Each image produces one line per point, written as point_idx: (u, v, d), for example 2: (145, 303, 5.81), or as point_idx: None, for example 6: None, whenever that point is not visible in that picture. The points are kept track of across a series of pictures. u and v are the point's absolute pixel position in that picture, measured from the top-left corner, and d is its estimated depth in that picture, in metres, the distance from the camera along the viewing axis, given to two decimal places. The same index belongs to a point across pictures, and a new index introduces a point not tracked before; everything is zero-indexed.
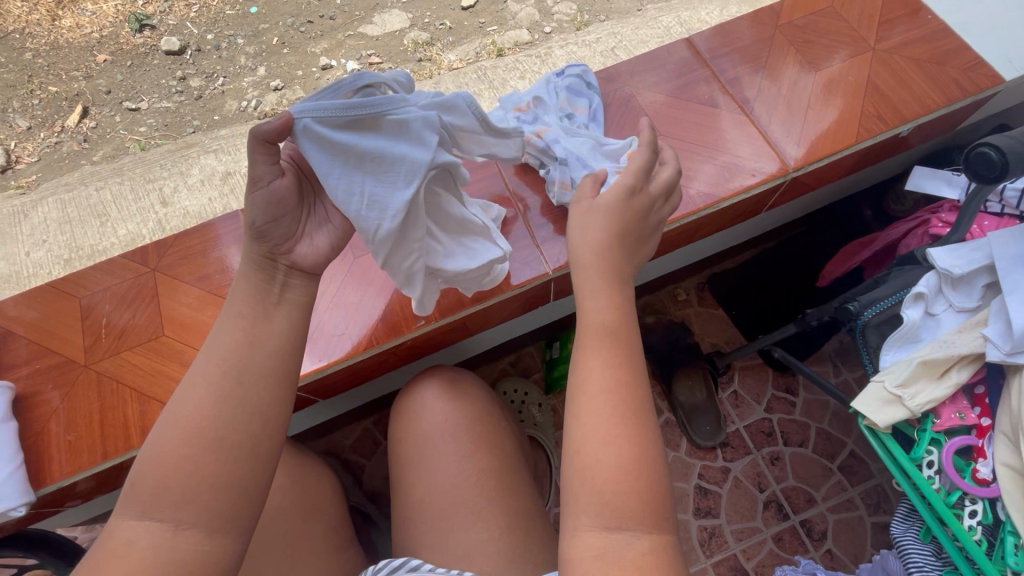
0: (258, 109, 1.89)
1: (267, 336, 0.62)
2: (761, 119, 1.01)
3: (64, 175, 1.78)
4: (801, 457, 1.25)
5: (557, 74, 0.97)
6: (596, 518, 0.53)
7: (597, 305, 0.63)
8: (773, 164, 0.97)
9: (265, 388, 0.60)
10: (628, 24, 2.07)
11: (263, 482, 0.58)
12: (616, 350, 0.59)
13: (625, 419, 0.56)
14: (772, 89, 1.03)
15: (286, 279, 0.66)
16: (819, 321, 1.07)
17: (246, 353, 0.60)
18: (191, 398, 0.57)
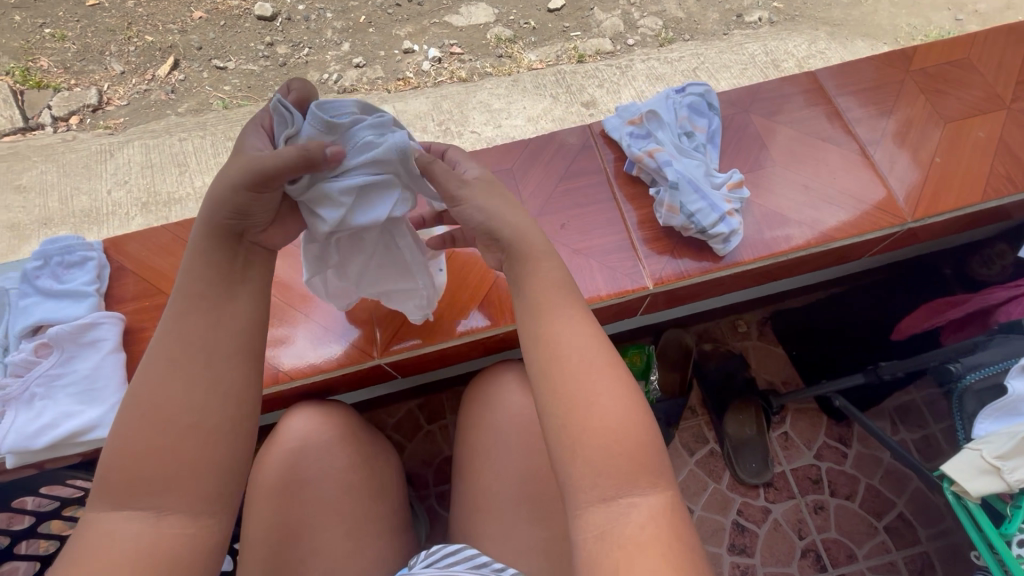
0: (338, 83, 1.92)
1: (232, 314, 0.64)
2: (882, 163, 0.98)
3: (150, 122, 1.81)
4: (846, 511, 1.22)
5: (676, 91, 0.94)
6: (591, 493, 0.57)
7: (552, 275, 0.67)
8: (891, 210, 0.93)
9: (231, 362, 0.62)
10: (712, 46, 2.03)
11: (235, 451, 0.60)
12: (583, 313, 0.65)
13: (610, 390, 0.60)
14: (898, 134, 1.00)
15: (249, 257, 0.69)
16: (892, 375, 1.09)
17: (208, 331, 0.62)
18: (154, 383, 0.58)
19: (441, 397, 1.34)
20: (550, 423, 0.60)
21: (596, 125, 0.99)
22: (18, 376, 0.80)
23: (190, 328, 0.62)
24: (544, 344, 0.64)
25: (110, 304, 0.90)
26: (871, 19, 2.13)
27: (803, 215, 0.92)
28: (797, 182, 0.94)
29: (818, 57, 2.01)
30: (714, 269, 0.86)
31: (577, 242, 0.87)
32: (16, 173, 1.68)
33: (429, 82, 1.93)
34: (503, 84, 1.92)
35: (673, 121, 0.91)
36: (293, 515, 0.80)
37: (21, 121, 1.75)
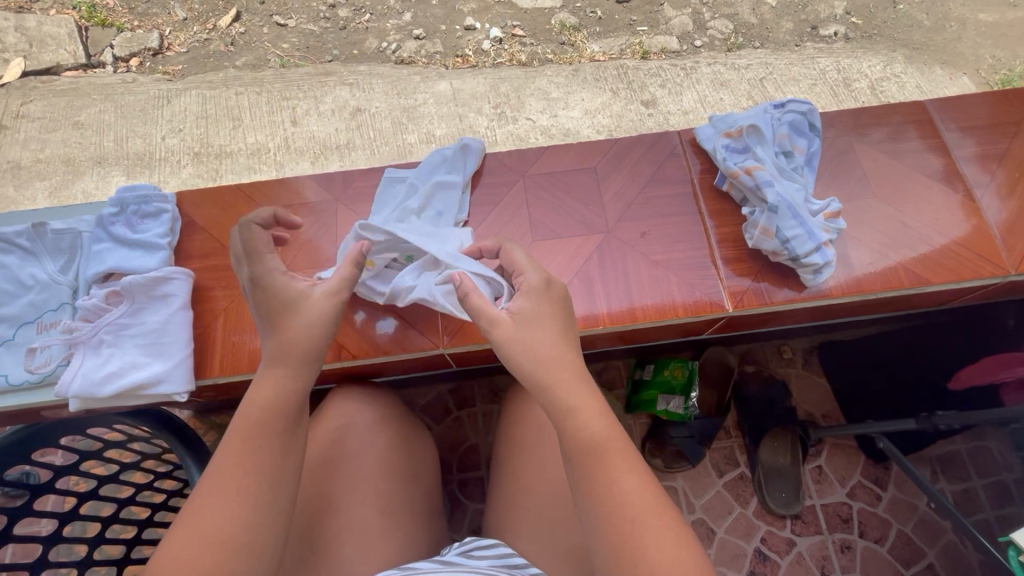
0: (396, 54, 1.80)
1: (272, 423, 0.67)
2: (985, 208, 0.93)
3: (208, 73, 1.74)
4: (873, 553, 1.19)
5: (776, 107, 0.94)
6: None
7: (598, 414, 0.68)
8: (988, 259, 0.88)
9: (272, 460, 0.64)
10: (783, 57, 1.85)
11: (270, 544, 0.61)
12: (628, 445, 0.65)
13: (666, 509, 0.61)
14: (1006, 180, 0.95)
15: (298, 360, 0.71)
16: (947, 426, 1.05)
17: (255, 436, 0.64)
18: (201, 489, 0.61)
19: (474, 384, 1.30)
20: (606, 536, 0.60)
21: (687, 133, 1.00)
22: (89, 321, 0.79)
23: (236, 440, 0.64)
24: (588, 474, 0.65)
25: (178, 259, 0.92)
26: (952, 47, 1.90)
27: (890, 253, 0.89)
28: (897, 220, 0.92)
29: (893, 82, 1.82)
30: (797, 300, 0.86)
31: (656, 252, 0.91)
32: (76, 109, 1.69)
33: (488, 62, 1.79)
34: (563, 73, 1.79)
35: (772, 137, 0.90)
36: (335, 487, 0.80)
37: (84, 57, 1.75)
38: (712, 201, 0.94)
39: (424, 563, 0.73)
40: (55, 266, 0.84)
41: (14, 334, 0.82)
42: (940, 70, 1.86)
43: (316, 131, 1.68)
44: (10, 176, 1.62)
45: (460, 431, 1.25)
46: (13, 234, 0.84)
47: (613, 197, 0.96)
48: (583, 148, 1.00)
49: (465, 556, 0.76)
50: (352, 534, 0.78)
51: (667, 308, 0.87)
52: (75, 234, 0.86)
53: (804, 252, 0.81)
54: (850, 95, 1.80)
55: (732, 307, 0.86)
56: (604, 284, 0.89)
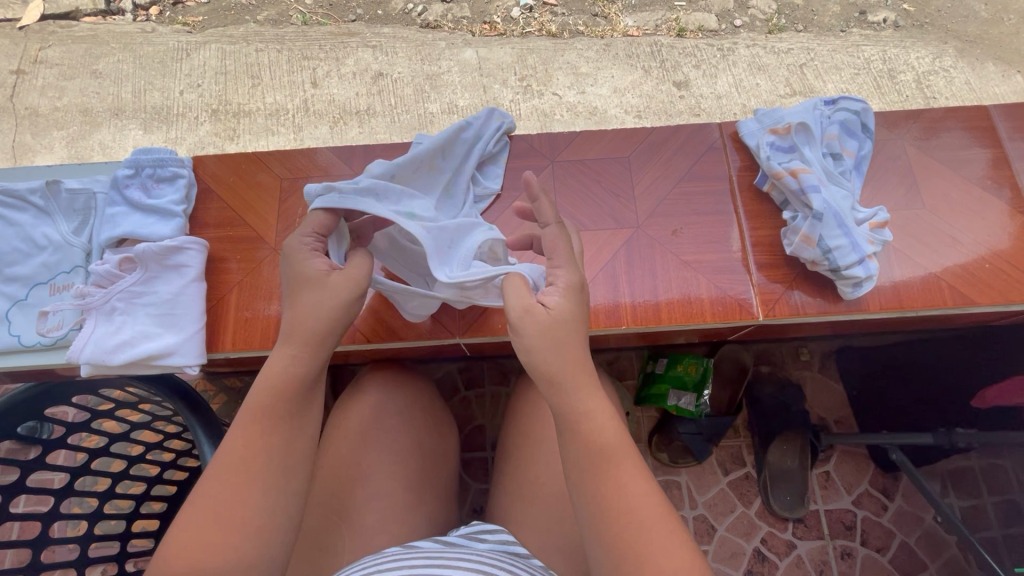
0: (422, 17, 1.72)
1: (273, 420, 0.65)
2: None
3: (229, 27, 1.68)
4: (872, 562, 1.18)
5: (826, 104, 0.89)
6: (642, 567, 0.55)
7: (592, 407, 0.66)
8: None
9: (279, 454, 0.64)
10: (826, 43, 1.75)
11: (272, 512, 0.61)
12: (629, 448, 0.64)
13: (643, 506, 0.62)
14: None
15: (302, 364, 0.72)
16: (967, 444, 1.03)
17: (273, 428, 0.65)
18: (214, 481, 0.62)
19: (482, 366, 1.28)
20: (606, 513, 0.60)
21: (728, 125, 0.95)
22: (101, 287, 0.78)
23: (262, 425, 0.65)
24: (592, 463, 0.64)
25: (192, 226, 0.90)
26: (1008, 42, 1.78)
27: (931, 266, 0.85)
28: (944, 233, 0.87)
29: (941, 77, 1.72)
30: (831, 312, 0.83)
31: (687, 252, 0.87)
32: (94, 58, 1.65)
33: (516, 30, 1.72)
34: (594, 48, 1.71)
35: (820, 137, 0.86)
36: (345, 461, 0.80)
37: (103, 3, 1.70)
38: (746, 198, 0.90)
39: (428, 541, 0.73)
40: (68, 228, 0.83)
41: (26, 294, 0.81)
42: (993, 67, 1.75)
43: (336, 94, 1.63)
44: (28, 123, 1.60)
45: (467, 412, 1.25)
46: (27, 191, 0.82)
47: (643, 189, 0.92)
48: (618, 136, 0.96)
49: (469, 539, 0.76)
50: (357, 511, 0.77)
51: (694, 310, 0.84)
52: (90, 195, 0.84)
53: (846, 264, 0.77)
54: (894, 88, 1.71)
55: (762, 315, 0.83)
56: (629, 281, 0.86)
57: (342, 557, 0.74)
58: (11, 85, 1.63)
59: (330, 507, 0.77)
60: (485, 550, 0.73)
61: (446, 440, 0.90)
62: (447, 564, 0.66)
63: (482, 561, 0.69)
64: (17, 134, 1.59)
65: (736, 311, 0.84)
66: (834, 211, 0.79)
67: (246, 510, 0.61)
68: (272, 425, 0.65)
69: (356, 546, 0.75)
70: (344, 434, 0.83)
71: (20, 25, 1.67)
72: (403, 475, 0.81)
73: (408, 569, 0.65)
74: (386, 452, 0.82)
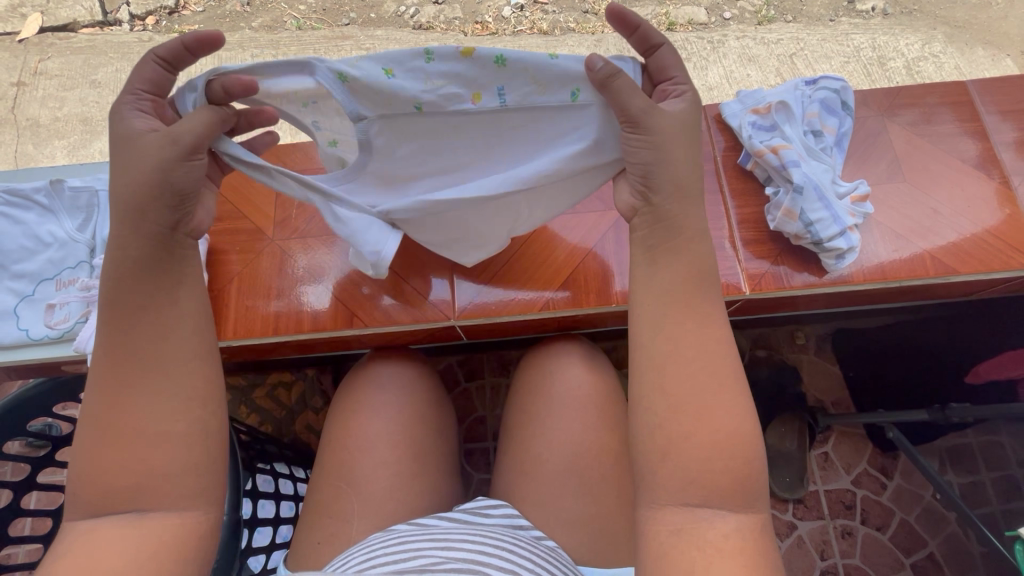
0: (415, 19, 1.75)
1: None
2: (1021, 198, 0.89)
3: (225, 33, 1.71)
4: (873, 541, 1.19)
5: (807, 84, 0.91)
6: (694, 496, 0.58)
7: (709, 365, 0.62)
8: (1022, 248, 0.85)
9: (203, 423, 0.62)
10: (816, 32, 1.77)
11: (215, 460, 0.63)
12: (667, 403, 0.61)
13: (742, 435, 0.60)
14: None
15: None
16: (960, 418, 1.04)
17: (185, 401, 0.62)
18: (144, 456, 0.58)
19: (482, 357, 1.30)
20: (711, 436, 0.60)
21: (712, 107, 0.97)
22: None
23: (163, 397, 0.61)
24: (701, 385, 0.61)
25: None
26: (996, 26, 1.80)
27: (919, 237, 0.87)
28: (927, 206, 0.89)
29: (931, 62, 1.74)
30: (816, 285, 0.84)
31: None
32: (93, 67, 1.68)
33: (508, 29, 1.74)
34: (585, 44, 1.73)
35: (802, 115, 0.88)
36: (349, 437, 0.81)
37: (101, 14, 1.72)
38: (733, 178, 0.92)
39: (435, 519, 0.75)
40: (72, 225, 0.85)
41: (33, 290, 0.84)
42: (982, 51, 1.77)
43: None
44: (29, 134, 1.63)
45: (468, 402, 1.26)
46: (31, 190, 0.85)
47: None
48: None
49: (475, 515, 0.77)
50: (364, 482, 0.78)
51: None
52: (93, 192, 0.86)
53: (827, 235, 0.79)
54: (884, 74, 1.72)
55: (749, 291, 0.85)
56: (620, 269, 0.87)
57: (352, 525, 0.75)
58: (12, 97, 1.66)
59: (339, 481, 0.78)
60: (489, 527, 0.74)
61: (449, 417, 0.90)
62: (451, 545, 0.67)
63: (485, 541, 0.69)
64: (19, 144, 1.62)
65: (726, 288, 0.85)
66: (815, 183, 0.81)
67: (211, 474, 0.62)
68: None
69: (367, 513, 0.76)
70: (349, 411, 0.83)
71: (19, 38, 1.70)
72: (410, 447, 0.81)
73: (412, 549, 0.66)
74: (389, 425, 0.81)
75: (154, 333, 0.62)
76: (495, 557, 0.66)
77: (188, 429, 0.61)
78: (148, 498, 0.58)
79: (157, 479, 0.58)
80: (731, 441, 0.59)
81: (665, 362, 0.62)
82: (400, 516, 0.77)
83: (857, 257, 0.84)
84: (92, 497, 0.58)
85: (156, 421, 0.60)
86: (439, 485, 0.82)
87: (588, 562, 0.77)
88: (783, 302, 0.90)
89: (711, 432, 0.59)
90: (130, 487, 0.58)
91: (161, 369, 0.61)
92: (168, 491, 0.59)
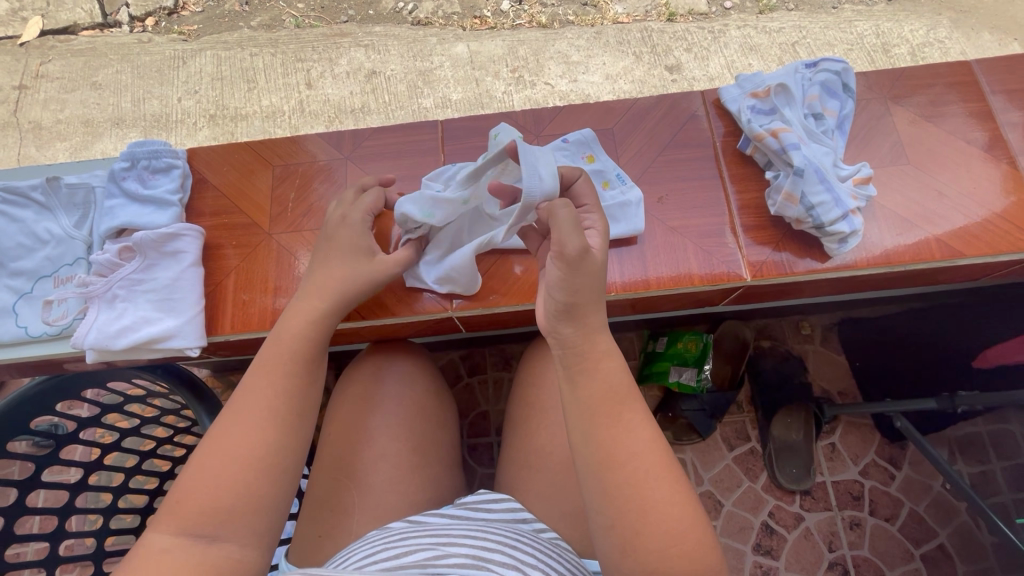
0: (414, 14, 1.74)
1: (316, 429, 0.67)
2: None
3: (224, 33, 1.71)
4: (882, 532, 1.18)
5: (807, 67, 0.90)
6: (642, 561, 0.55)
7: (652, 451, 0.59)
8: None
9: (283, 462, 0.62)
10: (819, 20, 1.74)
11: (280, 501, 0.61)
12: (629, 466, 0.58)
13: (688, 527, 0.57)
14: None
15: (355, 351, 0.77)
16: (970, 406, 1.02)
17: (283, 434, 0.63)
18: (226, 489, 0.58)
19: (484, 351, 1.30)
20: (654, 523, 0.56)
21: (711, 92, 0.96)
22: (102, 276, 0.81)
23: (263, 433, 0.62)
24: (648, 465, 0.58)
25: (188, 217, 0.92)
26: (1004, 10, 1.77)
27: (926, 221, 0.85)
28: (931, 188, 0.87)
29: (936, 48, 1.71)
30: (819, 270, 0.83)
31: (673, 219, 0.88)
32: (93, 69, 1.68)
33: (507, 23, 1.73)
34: (584, 36, 1.71)
35: (801, 98, 0.87)
36: (348, 431, 0.80)
37: (100, 16, 1.73)
38: (733, 164, 0.90)
39: (434, 516, 0.73)
40: (69, 222, 0.86)
41: (32, 288, 0.84)
42: (989, 36, 1.74)
43: (331, 94, 1.65)
44: (32, 136, 1.64)
45: (471, 398, 1.26)
46: (28, 188, 0.85)
47: (628, 160, 0.93)
48: (600, 109, 0.97)
49: (474, 510, 0.76)
50: (364, 476, 0.77)
51: (681, 276, 0.84)
52: (88, 189, 0.87)
53: (829, 219, 0.78)
54: (889, 61, 1.70)
55: (749, 276, 0.84)
56: (617, 258, 0.85)
57: (353, 517, 0.75)
58: (14, 100, 1.67)
59: (339, 476, 0.77)
60: (488, 523, 0.73)
61: (450, 410, 0.89)
62: (451, 542, 0.66)
63: (488, 538, 0.68)
64: (22, 147, 1.63)
65: (726, 275, 0.84)
66: (816, 167, 0.79)
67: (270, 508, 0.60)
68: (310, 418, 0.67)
69: (367, 505, 0.75)
70: (348, 402, 0.83)
71: (20, 41, 1.71)
72: (410, 439, 0.80)
73: (412, 547, 0.65)
74: (388, 419, 0.81)
75: (310, 379, 0.68)
76: (496, 553, 0.65)
77: (279, 476, 0.61)
78: (226, 524, 0.57)
79: (249, 504, 0.58)
80: (674, 493, 0.57)
81: (585, 420, 0.61)
82: (402, 510, 0.76)
83: (859, 240, 0.83)
84: (165, 528, 0.56)
85: (273, 451, 0.61)
86: (442, 477, 0.82)
87: (592, 554, 0.76)
88: (786, 287, 0.89)
89: (641, 481, 0.57)
90: (222, 508, 0.57)
91: (302, 409, 0.66)
92: (246, 519, 0.58)
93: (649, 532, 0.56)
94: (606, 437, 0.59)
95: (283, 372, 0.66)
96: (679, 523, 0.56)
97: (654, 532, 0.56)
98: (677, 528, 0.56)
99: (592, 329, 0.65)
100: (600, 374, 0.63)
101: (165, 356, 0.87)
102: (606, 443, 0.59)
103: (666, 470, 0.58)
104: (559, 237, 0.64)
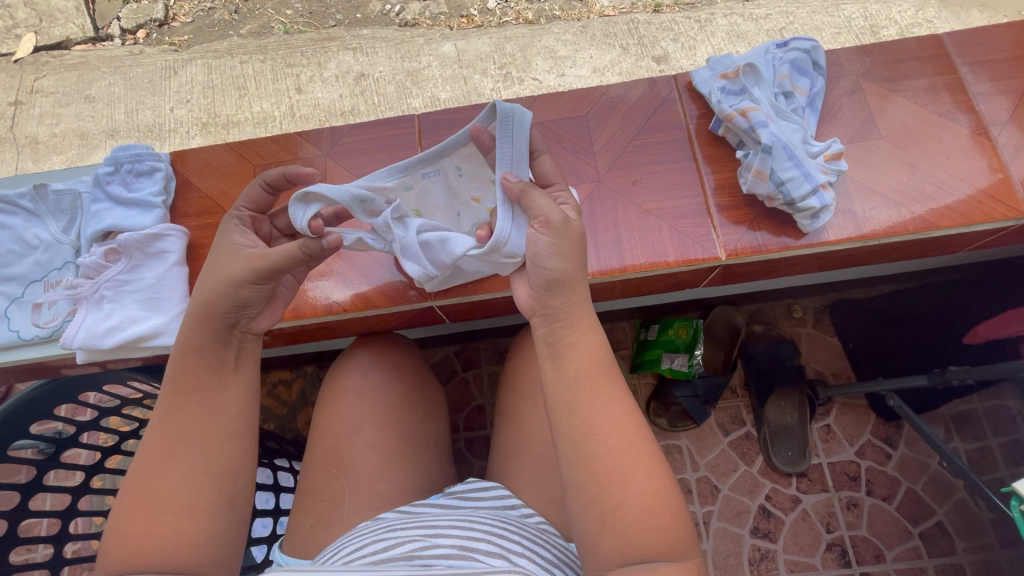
0: (400, 16, 1.76)
1: (234, 438, 0.67)
2: (1004, 148, 0.88)
3: (213, 42, 1.73)
4: (879, 510, 1.18)
5: (777, 47, 0.91)
6: (620, 550, 0.56)
7: (622, 431, 0.59)
8: (1003, 199, 0.84)
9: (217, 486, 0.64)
10: (806, 5, 1.74)
11: (225, 519, 0.64)
12: (605, 449, 0.58)
13: (661, 501, 0.57)
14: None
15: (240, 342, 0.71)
16: (960, 381, 1.01)
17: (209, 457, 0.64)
18: (168, 519, 0.60)
19: (478, 346, 1.31)
20: (621, 501, 0.57)
21: (683, 77, 0.97)
22: (90, 278, 0.83)
23: (184, 457, 0.63)
24: (619, 455, 0.58)
25: (174, 218, 0.94)
26: None
27: (903, 196, 0.85)
28: (906, 161, 0.88)
29: (925, 27, 1.71)
30: (795, 247, 0.84)
31: (648, 202, 0.89)
32: (86, 83, 1.71)
33: (494, 21, 1.74)
34: (571, 30, 1.72)
35: (771, 78, 0.88)
36: (336, 424, 0.81)
37: (92, 30, 1.75)
38: (708, 147, 0.91)
39: (422, 506, 0.74)
40: (57, 227, 0.88)
41: (23, 292, 0.87)
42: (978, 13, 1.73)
43: (320, 98, 1.67)
44: (28, 151, 1.66)
45: (466, 392, 1.27)
46: (17, 196, 0.88)
47: (604, 146, 0.94)
48: (575, 97, 0.98)
49: (461, 499, 0.77)
50: (354, 466, 0.78)
51: (659, 259, 0.85)
52: (74, 195, 0.88)
53: (799, 195, 0.78)
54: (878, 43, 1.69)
55: (725, 255, 0.84)
56: (594, 244, 0.86)
57: (342, 506, 0.76)
58: (11, 116, 1.70)
59: (327, 467, 0.79)
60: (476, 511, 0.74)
61: (438, 399, 0.90)
62: (437, 533, 0.66)
63: (474, 527, 0.68)
64: (19, 161, 1.65)
65: (703, 255, 0.84)
66: (785, 145, 0.80)
67: (213, 529, 0.62)
68: (228, 419, 0.67)
69: (356, 495, 0.76)
70: (336, 394, 0.84)
71: (14, 58, 1.74)
72: (398, 429, 0.82)
73: (397, 539, 0.66)
74: (376, 410, 0.82)
75: (205, 407, 0.66)
76: (482, 542, 0.66)
77: (215, 502, 0.63)
78: (170, 558, 0.59)
79: (187, 541, 0.60)
80: (645, 469, 0.58)
81: (582, 402, 0.60)
82: (389, 498, 0.77)
83: (831, 215, 0.83)
84: (116, 554, 0.59)
85: (188, 492, 0.62)
86: (430, 465, 0.83)
87: None
88: (769, 267, 0.90)
89: (624, 458, 0.58)
90: (157, 548, 0.59)
91: (203, 439, 0.64)
92: (193, 552, 0.60)
93: (629, 505, 0.56)
94: (582, 422, 0.59)
95: (188, 392, 0.66)
96: (656, 499, 0.57)
97: (634, 505, 0.56)
98: (654, 503, 0.57)
99: (582, 300, 0.65)
100: (590, 348, 0.63)
101: (156, 356, 0.89)
102: (592, 419, 0.59)
103: (640, 446, 0.59)
104: (542, 210, 0.66)
